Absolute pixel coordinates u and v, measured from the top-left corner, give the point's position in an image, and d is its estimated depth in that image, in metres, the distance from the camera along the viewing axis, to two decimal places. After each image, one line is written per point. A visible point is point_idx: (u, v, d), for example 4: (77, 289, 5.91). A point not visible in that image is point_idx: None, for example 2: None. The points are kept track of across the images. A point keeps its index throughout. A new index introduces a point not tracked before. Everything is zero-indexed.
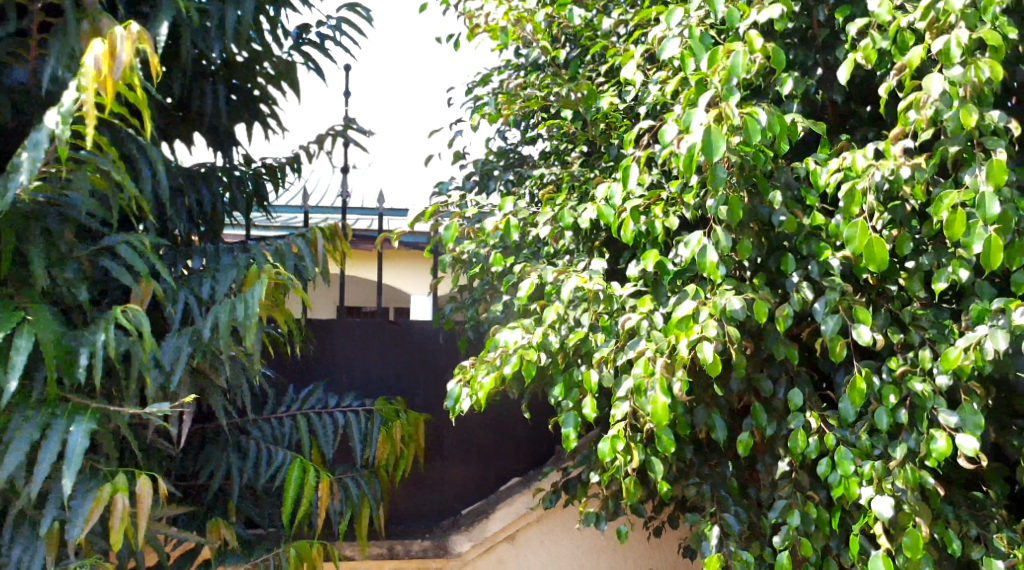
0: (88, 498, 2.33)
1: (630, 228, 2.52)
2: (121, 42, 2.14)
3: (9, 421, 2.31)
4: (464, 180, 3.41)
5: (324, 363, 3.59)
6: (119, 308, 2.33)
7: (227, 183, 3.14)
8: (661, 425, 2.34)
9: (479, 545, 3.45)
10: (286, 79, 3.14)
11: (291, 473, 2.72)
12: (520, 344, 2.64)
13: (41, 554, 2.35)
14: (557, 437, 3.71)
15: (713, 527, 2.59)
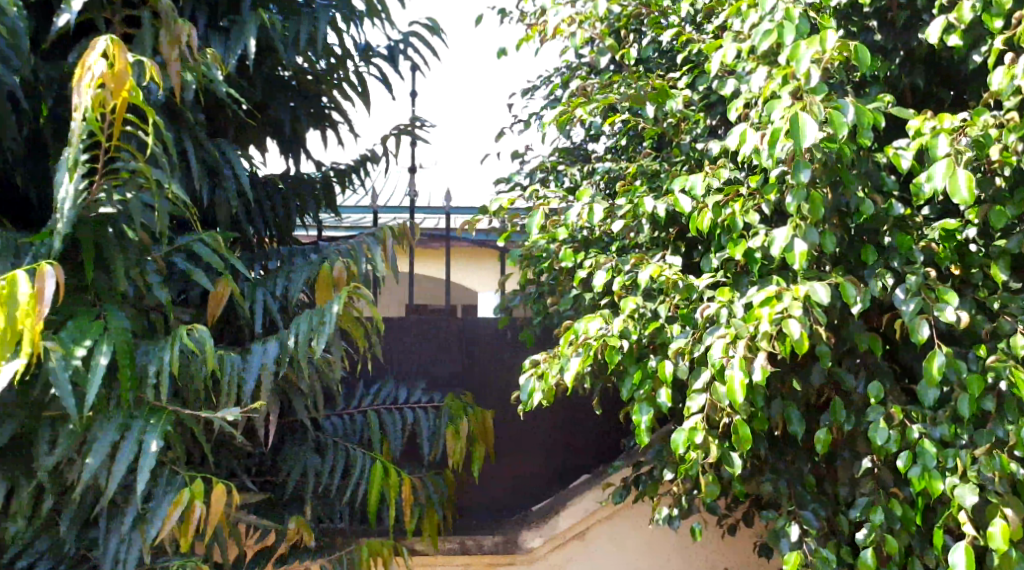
0: (167, 499, 2.37)
1: (706, 222, 2.53)
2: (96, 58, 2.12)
3: (92, 421, 2.36)
4: (530, 176, 3.39)
5: (393, 360, 3.62)
6: (185, 328, 2.37)
7: (300, 190, 3.16)
8: (734, 404, 2.31)
9: (549, 541, 3.44)
10: (356, 85, 3.15)
11: (376, 474, 2.72)
12: (601, 333, 2.62)
13: (137, 547, 2.41)
14: (627, 433, 3.68)
15: (793, 526, 2.56)
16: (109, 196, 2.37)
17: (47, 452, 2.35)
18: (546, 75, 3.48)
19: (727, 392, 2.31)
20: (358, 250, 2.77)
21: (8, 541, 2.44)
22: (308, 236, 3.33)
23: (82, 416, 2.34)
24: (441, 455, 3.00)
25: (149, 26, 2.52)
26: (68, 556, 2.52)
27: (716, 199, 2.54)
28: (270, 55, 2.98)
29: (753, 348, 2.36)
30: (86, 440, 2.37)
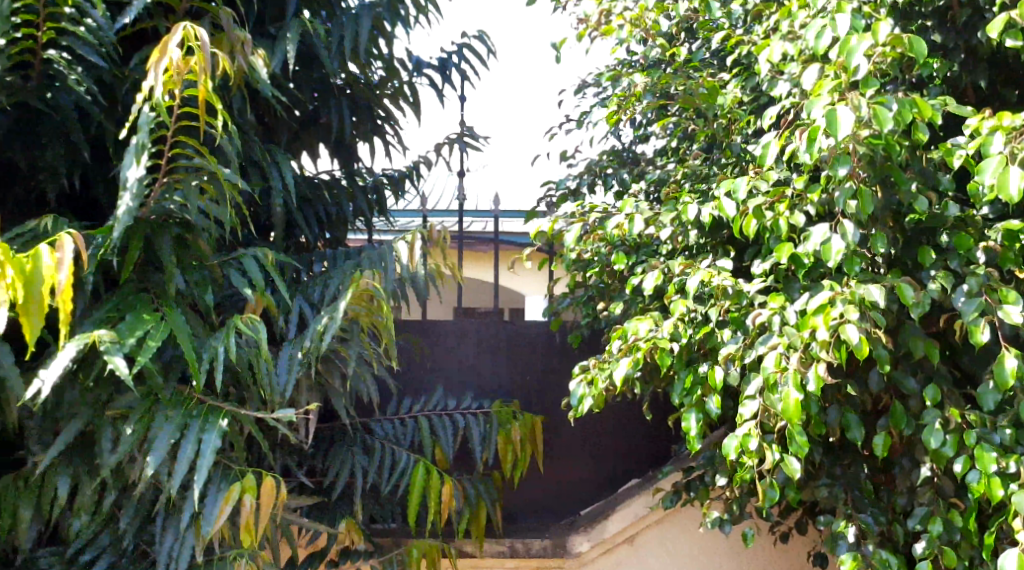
0: (220, 497, 2.39)
1: (751, 227, 2.49)
2: (172, 45, 2.15)
3: (150, 420, 2.38)
4: (578, 178, 3.37)
5: (441, 363, 3.62)
6: (240, 319, 2.38)
7: (350, 195, 3.17)
8: (795, 421, 2.29)
9: (598, 545, 3.42)
10: (408, 94, 3.15)
11: (416, 473, 2.76)
12: (651, 335, 2.61)
13: (192, 544, 2.42)
14: (676, 438, 3.66)
15: (850, 528, 2.52)
16: (169, 198, 2.40)
17: (110, 449, 2.37)
18: (594, 77, 3.47)
19: (783, 412, 2.29)
20: (389, 254, 2.72)
21: (72, 536, 2.46)
22: (359, 241, 3.34)
23: (143, 413, 2.36)
24: (490, 458, 3.00)
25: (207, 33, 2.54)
26: (127, 553, 2.54)
27: (760, 200, 2.51)
28: (318, 59, 3.00)
29: (808, 359, 2.33)
30: (144, 439, 2.39)
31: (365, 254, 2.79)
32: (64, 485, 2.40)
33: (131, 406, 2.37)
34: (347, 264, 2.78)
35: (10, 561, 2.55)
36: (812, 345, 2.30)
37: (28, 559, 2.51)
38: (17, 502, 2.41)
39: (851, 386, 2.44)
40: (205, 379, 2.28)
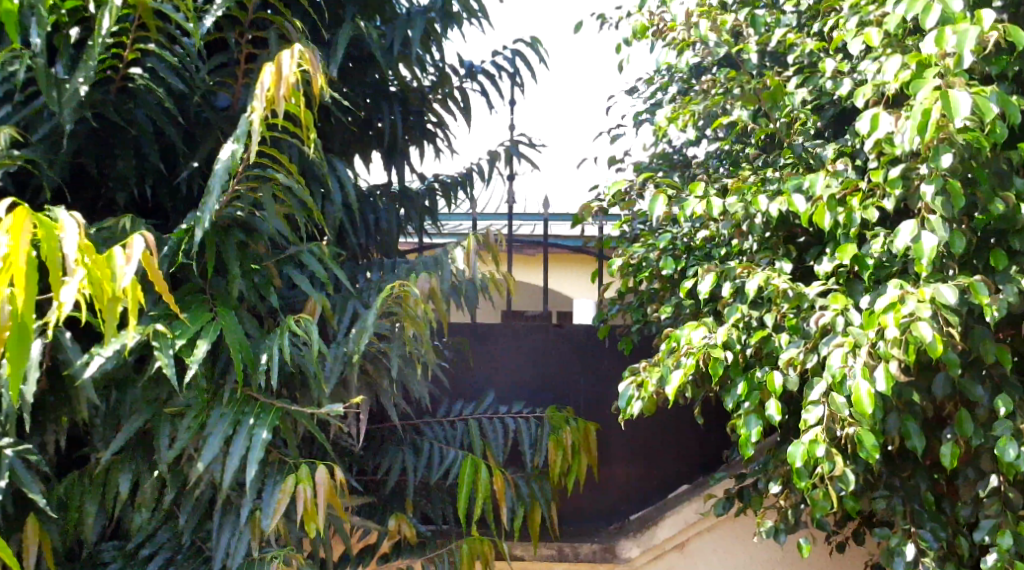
0: (275, 491, 2.41)
1: (824, 219, 2.47)
2: (287, 69, 2.14)
3: (207, 417, 2.40)
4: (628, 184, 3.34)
5: (492, 367, 3.62)
6: (293, 318, 2.42)
7: (400, 200, 3.18)
8: (868, 417, 2.25)
9: (648, 551, 3.41)
10: (459, 98, 3.15)
11: (465, 466, 2.75)
12: (704, 343, 2.58)
13: (245, 541, 2.45)
14: (729, 444, 3.62)
15: (909, 545, 2.49)
16: (239, 203, 2.44)
17: (167, 445, 2.39)
18: (645, 80, 3.45)
19: (855, 405, 2.25)
20: (445, 258, 2.70)
21: (133, 531, 2.50)
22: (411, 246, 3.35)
23: (199, 411, 2.39)
24: (540, 461, 2.99)
25: (269, 38, 2.56)
26: (183, 548, 2.58)
27: (834, 190, 2.49)
28: (371, 64, 3.01)
29: (873, 357, 2.30)
30: (200, 435, 2.42)
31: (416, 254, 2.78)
32: (126, 481, 2.44)
33: (188, 404, 2.40)
34: (400, 272, 2.77)
35: (74, 555, 2.60)
36: (879, 342, 2.27)
37: (90, 552, 2.56)
38: (81, 498, 2.45)
39: (915, 394, 2.39)
40: (260, 378, 2.31)
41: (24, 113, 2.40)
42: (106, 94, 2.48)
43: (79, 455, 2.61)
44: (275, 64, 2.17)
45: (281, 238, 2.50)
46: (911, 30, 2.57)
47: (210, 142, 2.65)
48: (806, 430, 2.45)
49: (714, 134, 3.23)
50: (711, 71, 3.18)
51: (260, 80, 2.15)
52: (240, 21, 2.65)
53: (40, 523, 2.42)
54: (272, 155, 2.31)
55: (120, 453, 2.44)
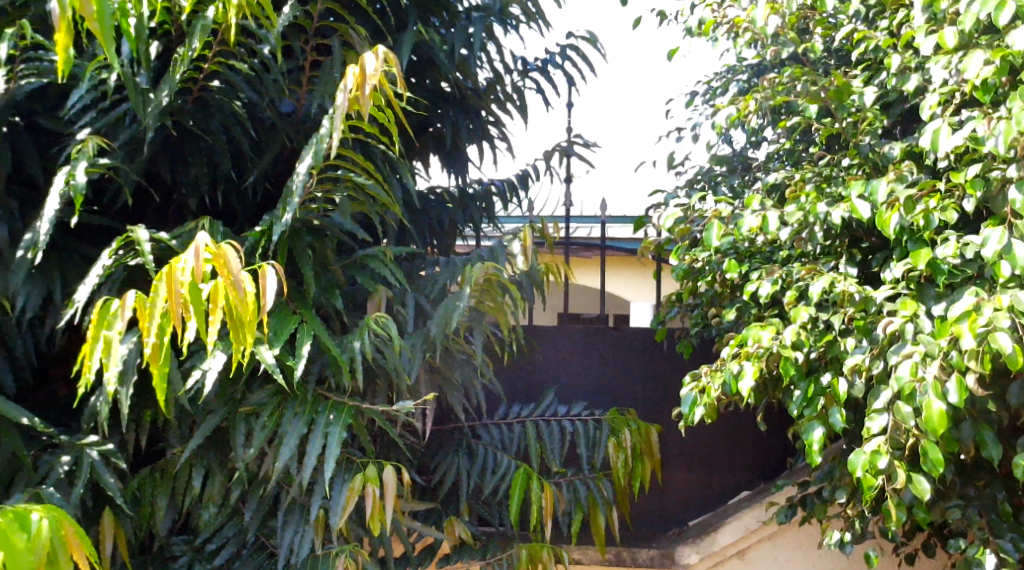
0: (346, 487, 2.44)
1: (891, 223, 2.43)
2: (372, 68, 2.14)
3: (280, 416, 2.43)
4: (688, 187, 3.30)
5: (550, 370, 3.61)
6: (374, 315, 2.44)
7: (460, 201, 3.17)
8: (939, 433, 2.20)
9: (708, 558, 3.37)
10: (516, 100, 3.12)
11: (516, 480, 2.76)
12: (773, 344, 2.55)
13: (310, 539, 2.48)
14: (792, 451, 3.57)
15: (988, 556, 2.44)
16: (316, 204, 2.48)
17: (241, 444, 2.43)
18: (703, 83, 3.43)
19: (927, 424, 2.21)
20: (502, 248, 2.71)
21: (201, 527, 2.53)
22: (468, 248, 3.34)
23: (273, 410, 2.42)
24: (600, 465, 2.98)
25: (332, 43, 2.57)
26: (249, 544, 2.61)
27: (911, 192, 2.43)
28: (429, 69, 3.01)
29: (947, 367, 2.26)
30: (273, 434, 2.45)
31: (477, 253, 2.77)
32: (199, 477, 2.48)
33: (262, 402, 2.43)
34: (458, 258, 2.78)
35: (144, 549, 2.64)
36: (951, 354, 2.23)
37: (161, 546, 2.60)
38: (153, 494, 2.49)
39: (995, 402, 2.33)
40: (349, 373, 2.36)
41: (105, 120, 2.45)
42: (183, 103, 2.53)
43: (151, 452, 2.66)
44: (360, 62, 2.17)
45: (351, 238, 2.54)
46: (984, 29, 2.51)
47: (276, 147, 2.68)
48: (870, 440, 2.41)
49: (775, 136, 3.19)
50: (774, 70, 3.14)
51: (344, 82, 2.16)
52: (306, 30, 2.68)
53: (113, 517, 2.47)
54: (353, 156, 2.33)
55: (195, 450, 2.48)
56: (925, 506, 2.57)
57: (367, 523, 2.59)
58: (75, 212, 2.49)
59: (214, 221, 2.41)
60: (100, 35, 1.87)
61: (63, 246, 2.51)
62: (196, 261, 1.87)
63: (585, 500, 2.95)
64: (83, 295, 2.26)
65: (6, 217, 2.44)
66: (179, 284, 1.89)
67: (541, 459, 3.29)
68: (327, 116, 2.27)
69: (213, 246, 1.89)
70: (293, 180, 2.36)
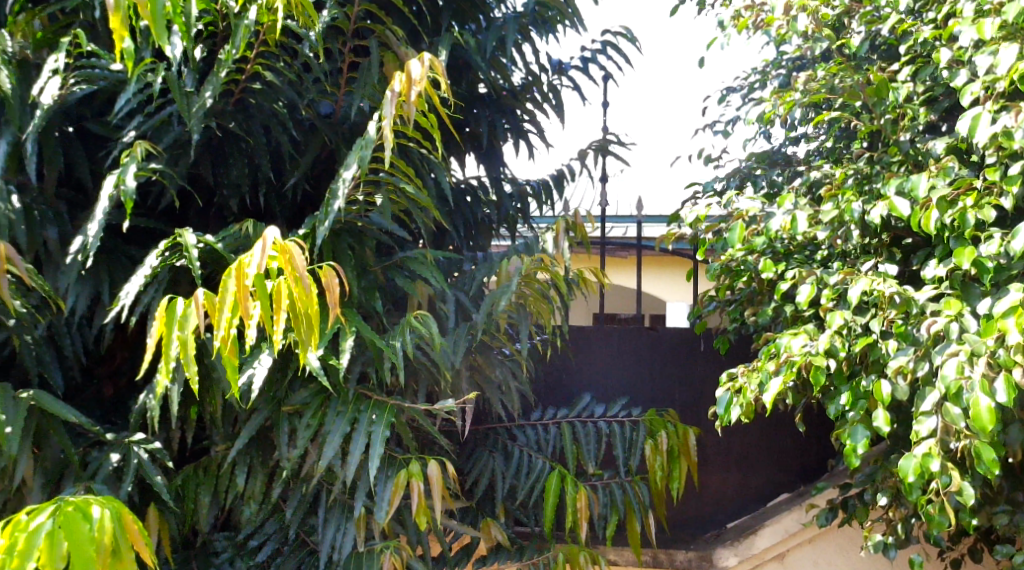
0: (389, 485, 2.45)
1: (932, 219, 2.40)
2: (419, 76, 2.16)
3: (323, 414, 2.45)
4: (725, 181, 3.28)
5: (586, 370, 3.61)
6: (412, 313, 2.45)
7: (496, 201, 3.17)
8: (990, 431, 2.17)
9: (746, 561, 3.35)
10: (553, 99, 3.12)
11: (551, 482, 2.76)
12: (805, 351, 2.54)
13: (352, 535, 2.50)
14: (831, 453, 3.54)
15: None
16: (358, 204, 2.49)
17: (286, 442, 2.45)
18: (740, 78, 3.41)
19: (975, 421, 2.17)
20: (537, 247, 2.71)
21: (244, 523, 2.56)
22: (504, 246, 3.35)
23: (316, 409, 2.44)
24: (636, 466, 2.97)
25: (371, 44, 2.58)
26: (290, 541, 2.63)
27: (944, 192, 2.41)
28: (466, 70, 3.01)
29: (996, 365, 2.23)
30: (315, 433, 2.46)
31: (515, 251, 2.77)
32: (242, 473, 2.50)
33: (305, 402, 2.45)
34: (496, 257, 2.78)
35: (189, 544, 2.68)
36: (999, 351, 2.21)
37: (205, 541, 2.63)
38: (198, 490, 2.52)
39: None
40: (391, 370, 2.36)
41: (151, 123, 2.48)
42: (226, 105, 2.56)
43: (195, 449, 2.69)
44: (405, 69, 2.20)
45: (392, 238, 2.55)
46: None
47: (316, 148, 2.69)
48: (919, 443, 2.38)
49: (814, 132, 3.16)
50: (814, 64, 3.11)
51: (390, 89, 2.18)
52: (344, 31, 2.69)
53: (159, 513, 2.50)
54: (395, 159, 2.36)
55: (239, 448, 2.51)
56: (972, 510, 2.54)
57: (408, 521, 2.61)
58: (122, 214, 2.53)
59: (258, 224, 2.44)
60: (152, 27, 1.98)
61: (110, 247, 2.55)
62: (262, 257, 1.89)
63: (622, 501, 2.94)
64: (128, 296, 2.29)
65: (55, 219, 2.49)
66: (247, 278, 1.92)
67: (577, 460, 3.28)
68: (374, 121, 2.29)
69: (280, 243, 1.91)
70: (337, 182, 2.38)
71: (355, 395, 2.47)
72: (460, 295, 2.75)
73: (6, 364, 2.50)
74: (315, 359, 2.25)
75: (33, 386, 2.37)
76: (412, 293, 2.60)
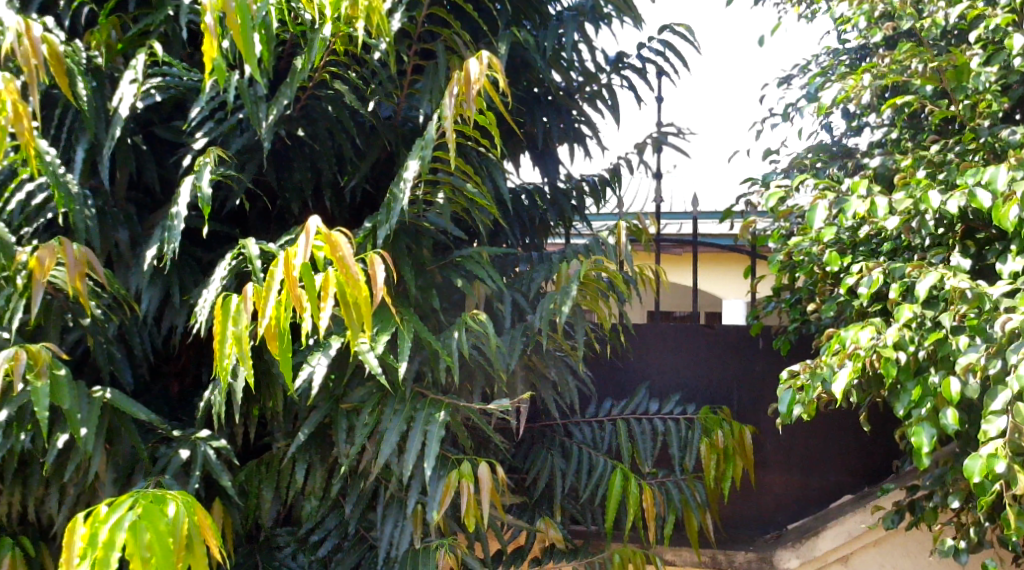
0: (442, 484, 2.45)
1: (1011, 213, 2.35)
2: (476, 74, 2.16)
3: (381, 412, 2.45)
4: (786, 172, 3.23)
5: (642, 366, 3.59)
6: (471, 312, 2.44)
7: (552, 201, 3.16)
8: None
9: (808, 563, 3.30)
10: (608, 99, 3.08)
11: (614, 480, 2.75)
12: (873, 343, 2.49)
13: (409, 533, 2.51)
14: (896, 453, 3.46)
15: None
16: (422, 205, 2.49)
17: (345, 439, 2.46)
18: (800, 68, 3.36)
19: None
20: (597, 246, 2.69)
21: (304, 519, 2.58)
22: (561, 246, 3.33)
23: (374, 407, 2.45)
24: (692, 464, 2.93)
25: (439, 52, 2.58)
26: (349, 537, 2.65)
27: None
28: (523, 70, 2.99)
29: None
30: (374, 430, 2.47)
31: (571, 249, 2.75)
32: (301, 469, 2.52)
33: (363, 399, 2.46)
34: (552, 257, 2.77)
35: (251, 538, 2.71)
36: None
37: (267, 536, 2.66)
38: (259, 486, 2.55)
39: None
40: (448, 370, 2.36)
41: (220, 129, 2.50)
42: (291, 109, 2.58)
43: (257, 445, 2.72)
44: (463, 69, 2.20)
45: (449, 236, 2.55)
46: None
47: (375, 148, 2.70)
48: (988, 444, 2.32)
49: (879, 122, 3.11)
50: (880, 51, 3.05)
51: (449, 90, 2.18)
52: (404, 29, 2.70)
53: (222, 508, 2.53)
54: (453, 159, 2.36)
55: (299, 445, 2.53)
56: None
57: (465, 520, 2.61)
58: (198, 217, 2.56)
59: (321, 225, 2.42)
60: (240, 42, 2.04)
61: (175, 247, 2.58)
62: (307, 246, 1.89)
63: (679, 500, 2.91)
64: (207, 302, 2.31)
65: (126, 220, 2.53)
66: (294, 270, 1.93)
67: (633, 459, 3.25)
68: (434, 122, 2.29)
69: (325, 231, 1.91)
70: (399, 183, 2.38)
71: (414, 394, 2.48)
72: (516, 294, 2.74)
73: (76, 363, 2.55)
74: (374, 358, 2.25)
75: (105, 383, 2.41)
76: (470, 291, 2.60)
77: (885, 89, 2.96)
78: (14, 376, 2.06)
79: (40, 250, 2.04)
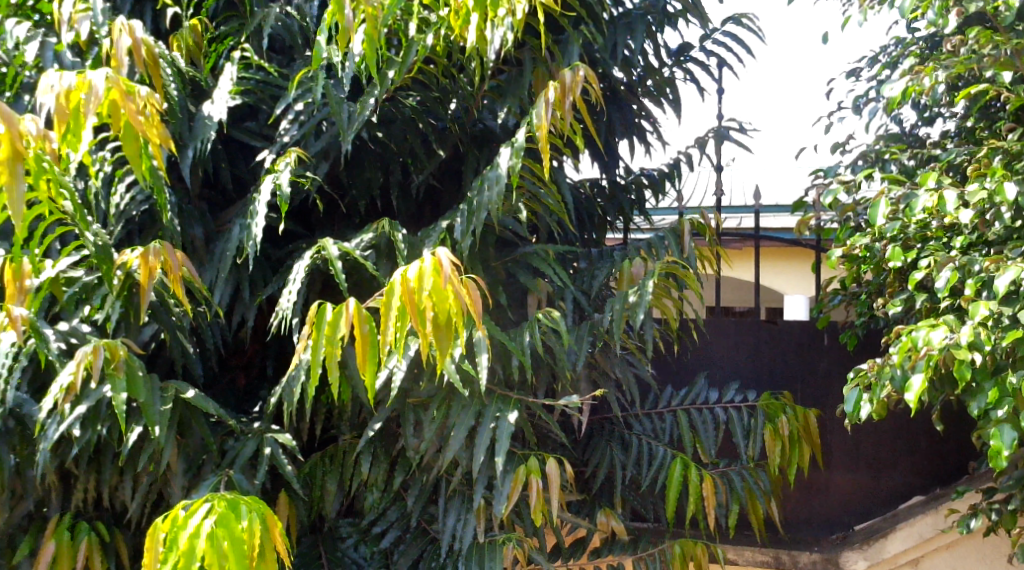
0: (508, 480, 2.44)
1: None
2: (572, 82, 2.20)
3: (448, 408, 2.45)
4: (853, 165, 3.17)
5: (703, 358, 3.55)
6: (542, 310, 2.43)
7: (610, 196, 3.14)
8: None
9: (876, 565, 3.24)
10: (669, 93, 3.04)
11: (672, 470, 2.71)
12: (947, 344, 2.40)
13: (472, 526, 2.50)
14: (967, 454, 3.39)
15: None
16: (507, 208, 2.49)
17: (412, 435, 2.47)
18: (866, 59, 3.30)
19: None
20: (661, 241, 2.66)
21: (367, 510, 2.60)
22: (619, 240, 3.30)
23: (440, 402, 2.45)
24: (755, 452, 2.88)
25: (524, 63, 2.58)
26: (411, 529, 2.65)
27: None
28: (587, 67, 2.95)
29: None
30: (441, 425, 2.47)
31: (633, 245, 2.72)
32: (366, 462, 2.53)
33: (431, 395, 2.47)
34: (616, 254, 2.75)
35: (315, 530, 2.73)
36: None
37: (331, 528, 2.68)
38: (324, 478, 2.57)
39: None
40: (518, 368, 2.36)
41: (302, 131, 2.51)
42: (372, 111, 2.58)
43: (322, 439, 2.75)
44: (558, 80, 2.23)
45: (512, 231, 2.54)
46: None
47: (440, 145, 2.70)
48: None
49: (953, 112, 3.04)
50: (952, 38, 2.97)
51: (544, 100, 2.20)
52: None
53: (289, 501, 2.56)
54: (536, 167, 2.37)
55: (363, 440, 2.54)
56: None
57: (526, 514, 2.60)
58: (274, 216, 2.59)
59: (395, 223, 2.43)
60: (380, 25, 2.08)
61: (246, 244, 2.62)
62: (429, 273, 1.87)
63: (741, 490, 2.86)
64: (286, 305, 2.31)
65: (199, 218, 2.57)
66: (409, 291, 1.90)
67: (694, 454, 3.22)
68: (523, 128, 2.29)
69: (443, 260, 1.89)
70: (480, 188, 2.38)
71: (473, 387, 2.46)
72: (579, 290, 2.73)
73: (149, 358, 2.59)
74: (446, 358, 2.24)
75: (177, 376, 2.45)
76: (535, 286, 2.59)
77: (960, 79, 2.89)
78: (93, 372, 2.11)
79: (148, 250, 2.10)
